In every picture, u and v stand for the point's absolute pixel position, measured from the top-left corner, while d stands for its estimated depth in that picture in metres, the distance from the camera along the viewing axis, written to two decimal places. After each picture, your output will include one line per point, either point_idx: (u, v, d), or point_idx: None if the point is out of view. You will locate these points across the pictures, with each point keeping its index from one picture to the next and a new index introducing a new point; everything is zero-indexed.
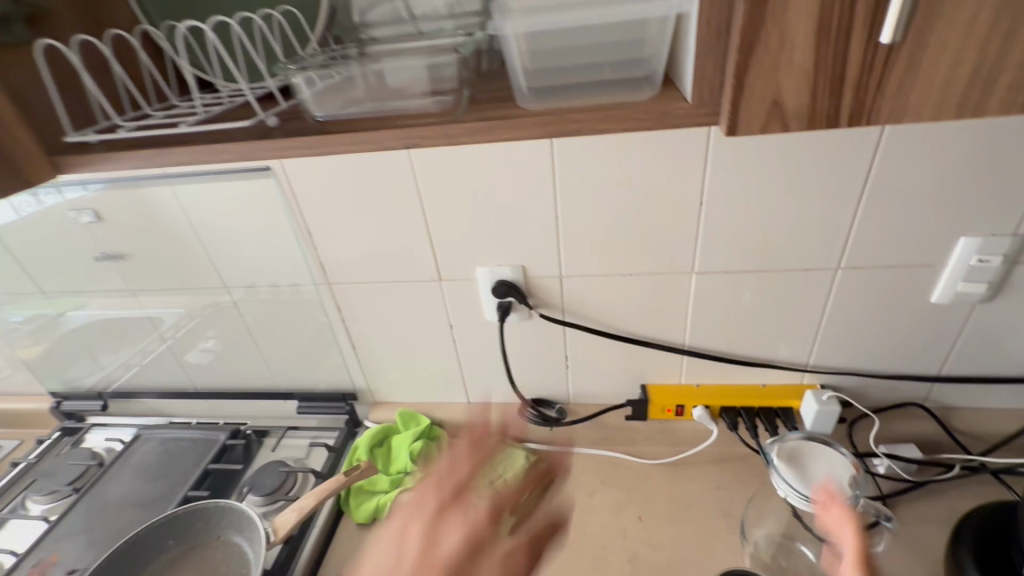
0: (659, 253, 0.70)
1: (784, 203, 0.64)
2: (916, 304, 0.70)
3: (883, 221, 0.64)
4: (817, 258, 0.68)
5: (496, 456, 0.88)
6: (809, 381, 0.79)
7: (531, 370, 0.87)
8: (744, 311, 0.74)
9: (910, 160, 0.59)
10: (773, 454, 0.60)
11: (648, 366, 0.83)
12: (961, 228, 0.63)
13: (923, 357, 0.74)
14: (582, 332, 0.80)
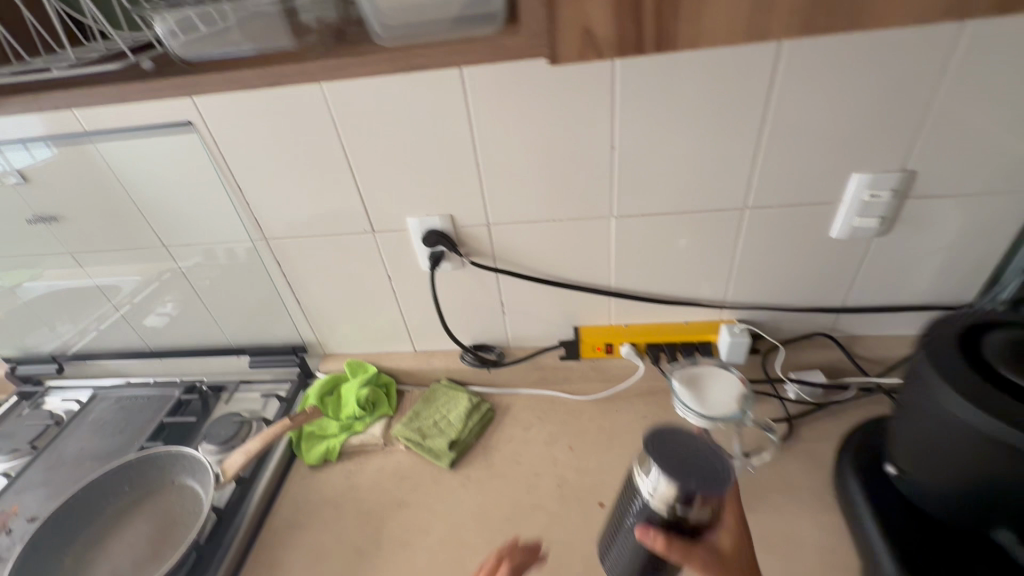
0: (576, 198, 0.73)
1: (688, 145, 0.66)
2: (817, 239, 0.74)
3: (782, 159, 0.67)
4: (725, 199, 0.71)
5: (441, 399, 0.93)
6: (726, 317, 0.84)
7: (469, 316, 0.91)
8: (662, 252, 0.78)
9: (803, 97, 0.61)
10: (673, 379, 0.65)
11: (579, 308, 0.87)
12: (853, 166, 0.67)
13: (828, 289, 0.80)
14: (513, 277, 0.83)
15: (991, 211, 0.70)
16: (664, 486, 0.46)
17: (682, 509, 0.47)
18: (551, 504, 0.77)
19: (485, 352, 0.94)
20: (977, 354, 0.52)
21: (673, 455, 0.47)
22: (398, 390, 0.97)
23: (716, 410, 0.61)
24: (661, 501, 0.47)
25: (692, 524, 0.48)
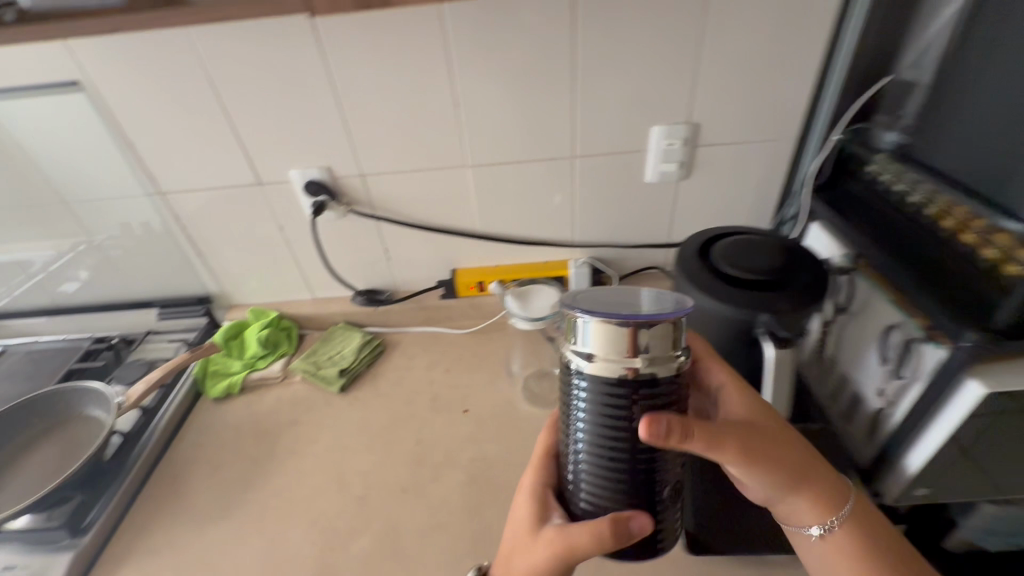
0: (433, 150, 0.86)
1: (516, 102, 0.80)
2: (635, 183, 0.90)
3: (594, 113, 0.82)
4: (555, 149, 0.86)
5: (338, 338, 1.04)
6: (577, 255, 0.99)
7: (357, 262, 1.02)
8: (513, 198, 0.92)
9: (599, 60, 0.76)
10: (505, 299, 0.78)
11: (453, 251, 1.00)
12: (650, 119, 0.83)
13: (654, 228, 0.96)
14: (391, 224, 0.96)
15: (765, 157, 0.87)
16: (596, 341, 0.41)
17: (634, 360, 0.41)
18: (424, 414, 0.90)
19: (375, 296, 1.06)
20: (714, 266, 0.66)
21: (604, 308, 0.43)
22: (299, 334, 1.08)
23: (542, 313, 0.77)
24: (604, 360, 0.42)
25: (661, 382, 0.42)
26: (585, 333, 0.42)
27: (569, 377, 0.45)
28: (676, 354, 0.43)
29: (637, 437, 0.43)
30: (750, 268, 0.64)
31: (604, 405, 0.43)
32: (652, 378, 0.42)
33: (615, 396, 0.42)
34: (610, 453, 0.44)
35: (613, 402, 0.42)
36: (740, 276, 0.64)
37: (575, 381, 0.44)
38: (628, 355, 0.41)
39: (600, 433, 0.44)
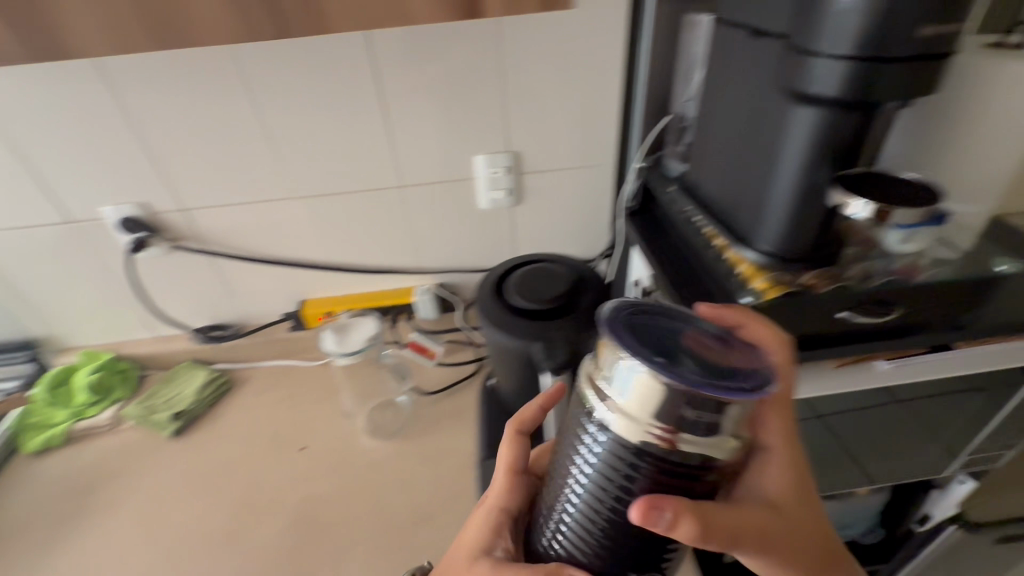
0: (255, 183, 0.84)
1: (331, 135, 0.80)
2: (470, 209, 0.92)
3: (415, 141, 0.83)
4: (382, 178, 0.86)
5: (182, 377, 0.99)
6: (425, 281, 1.00)
7: (195, 298, 0.98)
8: (350, 227, 0.92)
9: (407, 90, 0.77)
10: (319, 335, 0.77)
11: (297, 283, 0.98)
12: (470, 149, 0.84)
13: (498, 251, 0.98)
14: (224, 258, 0.93)
15: (591, 182, 0.91)
16: (636, 398, 0.30)
17: (664, 428, 0.30)
18: (258, 455, 0.87)
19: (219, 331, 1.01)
20: (512, 302, 0.66)
21: (645, 344, 0.33)
22: (140, 374, 1.01)
23: (356, 347, 0.74)
24: (636, 421, 0.31)
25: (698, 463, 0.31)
26: (624, 382, 0.31)
27: (582, 417, 0.34)
28: (737, 435, 0.31)
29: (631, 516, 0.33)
30: (542, 296, 0.66)
31: (614, 471, 0.33)
32: (699, 463, 0.31)
33: (631, 461, 0.32)
34: (608, 523, 0.34)
35: (626, 471, 0.32)
36: (535, 306, 0.65)
37: (590, 428, 0.33)
38: (665, 425, 0.30)
39: (597, 495, 0.34)
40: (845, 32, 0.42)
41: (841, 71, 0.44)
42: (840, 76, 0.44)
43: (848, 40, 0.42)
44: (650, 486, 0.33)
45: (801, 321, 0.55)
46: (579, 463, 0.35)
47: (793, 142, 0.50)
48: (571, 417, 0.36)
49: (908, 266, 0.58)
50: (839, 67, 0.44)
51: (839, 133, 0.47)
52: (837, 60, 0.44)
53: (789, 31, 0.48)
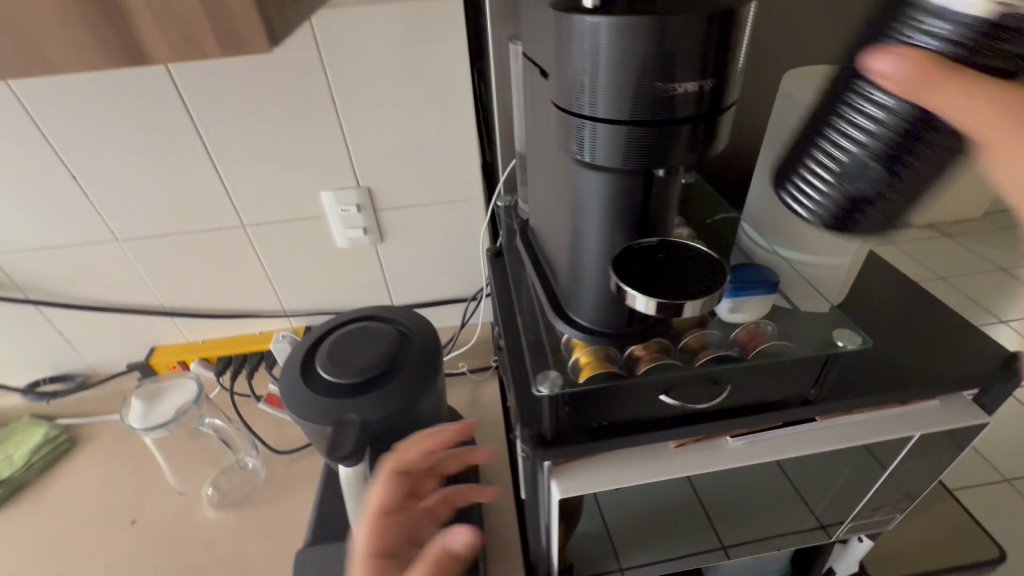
0: (69, 225, 0.75)
1: (148, 171, 0.71)
2: (329, 249, 0.83)
3: (249, 177, 0.74)
4: (219, 218, 0.77)
5: (18, 434, 0.87)
6: (291, 324, 0.90)
7: (27, 349, 0.87)
8: (192, 270, 0.82)
9: (228, 122, 0.68)
10: (121, 405, 0.67)
11: (144, 328, 0.88)
12: (316, 185, 0.76)
13: (369, 291, 0.89)
14: (50, 305, 0.82)
15: (461, 217, 0.82)
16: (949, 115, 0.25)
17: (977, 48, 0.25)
18: (81, 532, 0.76)
19: (46, 390, 0.91)
20: (318, 384, 0.57)
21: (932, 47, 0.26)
22: None
23: (162, 419, 0.65)
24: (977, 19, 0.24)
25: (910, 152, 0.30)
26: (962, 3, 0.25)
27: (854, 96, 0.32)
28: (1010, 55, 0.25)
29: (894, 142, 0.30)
30: (357, 368, 0.58)
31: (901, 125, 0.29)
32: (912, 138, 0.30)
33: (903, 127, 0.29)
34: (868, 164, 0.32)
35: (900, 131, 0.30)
36: (345, 381, 0.57)
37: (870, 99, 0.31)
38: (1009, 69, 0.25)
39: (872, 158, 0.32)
40: (595, 98, 0.35)
41: (606, 141, 0.36)
42: (607, 147, 0.36)
43: (601, 106, 0.35)
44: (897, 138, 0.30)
45: (618, 404, 0.49)
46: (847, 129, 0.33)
47: (591, 215, 0.42)
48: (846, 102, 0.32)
49: (751, 328, 0.52)
50: (603, 134, 0.36)
51: (632, 199, 0.40)
52: (599, 128, 0.36)
53: (549, 97, 0.39)
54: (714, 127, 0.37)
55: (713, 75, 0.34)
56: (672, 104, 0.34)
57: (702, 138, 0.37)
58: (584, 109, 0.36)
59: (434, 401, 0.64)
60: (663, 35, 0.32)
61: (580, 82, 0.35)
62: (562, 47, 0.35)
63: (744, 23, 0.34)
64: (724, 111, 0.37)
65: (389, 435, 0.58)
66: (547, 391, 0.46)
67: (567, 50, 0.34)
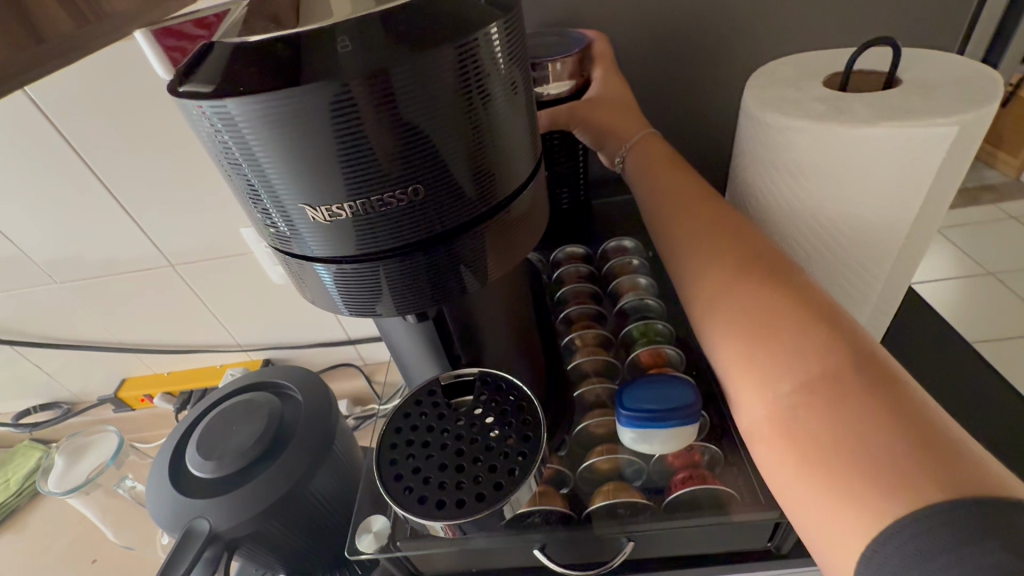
0: (9, 270, 0.74)
1: (59, 218, 0.67)
2: (266, 284, 0.76)
3: (158, 215, 0.67)
4: (142, 258, 0.72)
5: (16, 460, 0.91)
6: (247, 357, 0.86)
7: (14, 381, 0.91)
8: (137, 308, 0.79)
9: (117, 163, 0.62)
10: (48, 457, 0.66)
11: (111, 362, 0.88)
12: (235, 221, 0.68)
13: (321, 324, 0.82)
14: (20, 343, 0.84)
15: None
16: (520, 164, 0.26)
17: (502, 71, 0.21)
18: (49, 566, 0.79)
19: (31, 420, 0.95)
20: (184, 479, 0.50)
21: (481, 84, 0.20)
22: None
23: (76, 482, 0.63)
24: (501, 63, 0.21)
25: (436, 195, 0.21)
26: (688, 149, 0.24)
27: (466, 97, 0.20)
28: (510, 76, 0.21)
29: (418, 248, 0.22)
30: (223, 457, 0.50)
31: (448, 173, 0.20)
32: (434, 187, 0.20)
33: (433, 179, 0.20)
34: (394, 227, 0.21)
35: (430, 183, 0.20)
36: (209, 475, 0.49)
37: (467, 77, 0.19)
38: (516, 93, 0.22)
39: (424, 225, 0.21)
40: (292, 225, 0.21)
41: (341, 282, 0.23)
42: (349, 290, 0.23)
43: (307, 238, 0.21)
44: (441, 200, 0.21)
45: (487, 558, 0.36)
46: (425, 170, 0.20)
47: (402, 346, 0.30)
48: (500, 113, 0.21)
49: (686, 448, 0.36)
50: (334, 275, 0.22)
51: (431, 331, 0.27)
52: (325, 268, 0.22)
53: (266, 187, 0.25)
54: (511, 220, 0.24)
55: (483, 136, 0.21)
56: (417, 218, 0.21)
57: (497, 245, 0.24)
58: (288, 242, 0.22)
59: (331, 480, 0.54)
60: (345, 120, 0.18)
61: (258, 202, 0.21)
62: (211, 147, 0.21)
63: (497, 65, 0.20)
64: (526, 188, 0.25)
65: (265, 535, 0.50)
66: (368, 551, 0.34)
67: (216, 153, 0.20)
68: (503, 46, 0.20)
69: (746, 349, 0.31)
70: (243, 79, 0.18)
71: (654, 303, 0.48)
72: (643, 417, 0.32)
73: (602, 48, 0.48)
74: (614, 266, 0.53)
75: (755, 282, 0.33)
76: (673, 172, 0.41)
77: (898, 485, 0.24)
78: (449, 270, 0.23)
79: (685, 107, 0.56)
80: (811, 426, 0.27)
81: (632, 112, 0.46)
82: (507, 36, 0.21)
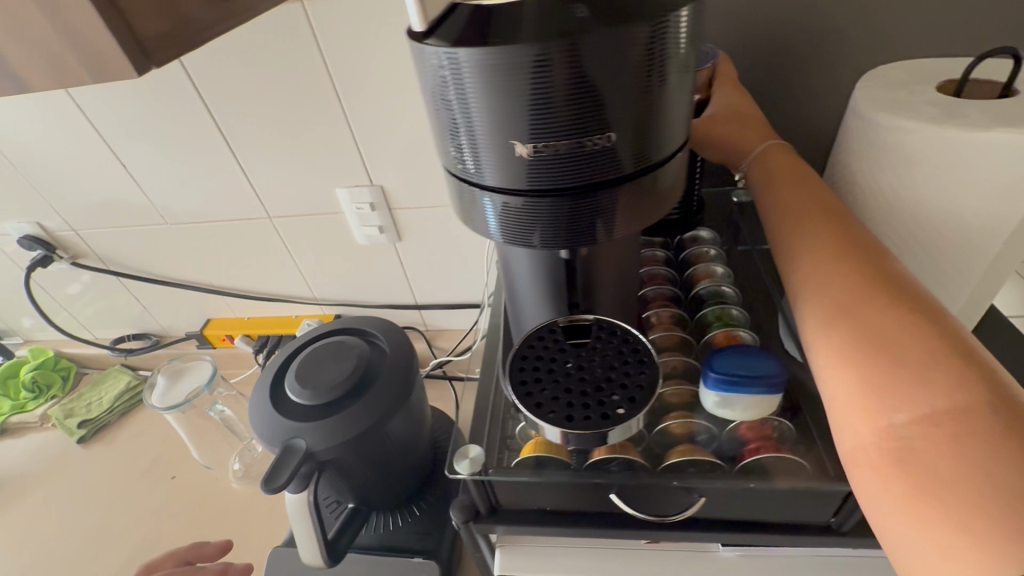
0: (127, 208, 0.82)
1: (177, 164, 0.74)
2: (349, 244, 0.82)
3: (265, 169, 0.73)
4: (245, 206, 0.79)
5: (109, 382, 1.02)
6: (320, 311, 0.92)
7: (113, 310, 1.01)
8: (231, 254, 0.86)
9: (238, 117, 0.68)
10: (153, 375, 0.74)
11: (199, 302, 0.96)
12: (332, 182, 0.74)
13: (392, 286, 0.87)
14: (124, 275, 0.93)
15: None
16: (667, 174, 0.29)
17: (683, 47, 0.24)
18: (135, 478, 0.87)
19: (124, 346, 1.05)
20: (283, 404, 0.55)
21: (662, 59, 0.23)
22: (79, 373, 1.07)
23: (177, 400, 0.70)
24: (683, 41, 0.24)
25: (604, 152, 0.24)
26: (739, 404, 0.36)
27: (646, 68, 0.23)
28: (685, 54, 0.24)
29: (573, 194, 0.26)
30: (318, 388, 0.55)
31: (617, 134, 0.24)
32: (602, 144, 0.24)
33: (606, 136, 0.24)
34: (560, 172, 0.25)
35: (601, 139, 0.24)
36: (304, 402, 0.55)
37: (655, 50, 0.23)
38: (687, 69, 0.25)
39: (585, 174, 0.25)
40: (478, 163, 0.25)
41: (503, 214, 0.27)
42: (509, 222, 0.27)
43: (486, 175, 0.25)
44: (605, 153, 0.24)
45: (561, 496, 0.40)
46: (599, 128, 0.23)
47: (522, 291, 0.34)
48: (671, 88, 0.24)
49: (758, 421, 0.39)
50: (498, 209, 0.27)
51: (560, 275, 0.31)
52: (492, 200, 0.26)
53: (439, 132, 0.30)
54: (654, 182, 0.27)
55: (653, 104, 0.24)
56: (582, 168, 0.25)
57: (635, 204, 0.27)
58: (469, 174, 0.26)
59: (405, 424, 0.60)
60: (545, 76, 0.22)
61: (455, 139, 0.25)
62: (427, 86, 0.25)
63: (678, 42, 0.23)
64: (673, 157, 0.28)
65: (349, 462, 0.56)
66: (464, 474, 0.38)
67: (432, 94, 0.25)
68: (687, 28, 0.23)
69: (862, 369, 0.33)
70: (474, 32, 0.22)
71: (729, 291, 0.51)
72: (728, 381, 0.35)
73: (727, 67, 0.51)
74: (690, 254, 0.55)
75: (881, 306, 0.34)
76: (796, 189, 0.43)
77: (1005, 522, 0.25)
78: (596, 221, 0.27)
79: (774, 109, 0.58)
80: (920, 454, 0.29)
81: (751, 123, 0.49)
82: (691, 21, 0.24)
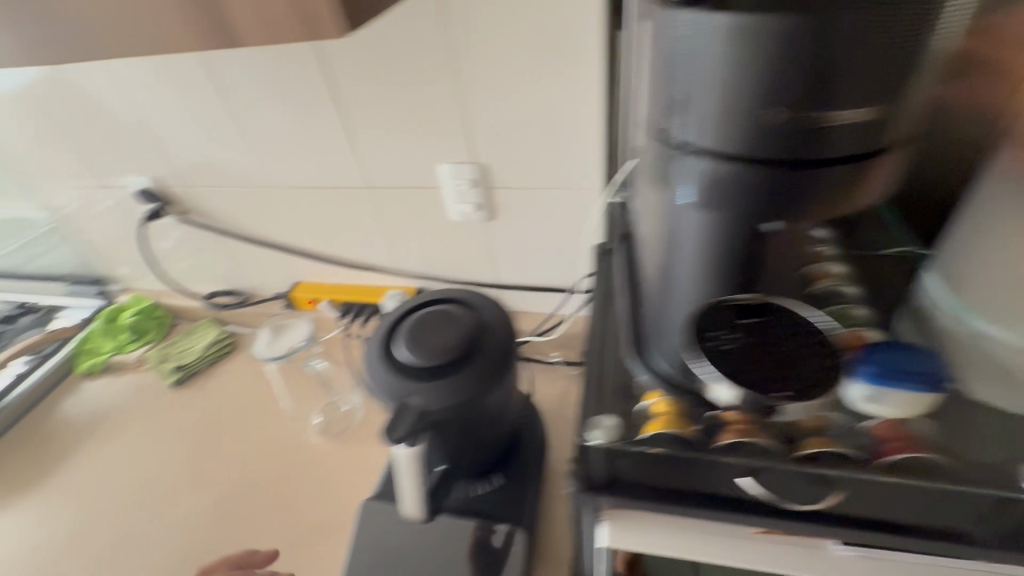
0: (238, 170, 0.87)
1: (293, 129, 0.78)
2: (442, 219, 0.84)
3: (380, 141, 0.77)
4: (353, 176, 0.82)
5: (200, 332, 1.09)
6: (404, 283, 0.96)
7: (209, 266, 1.07)
8: (328, 222, 0.90)
9: (365, 91, 0.71)
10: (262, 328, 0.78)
11: (290, 266, 1.01)
12: (437, 157, 0.76)
13: (478, 264, 0.89)
14: (225, 234, 0.98)
15: (568, 206, 0.77)
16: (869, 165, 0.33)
17: (927, 35, 0.27)
18: (223, 423, 0.93)
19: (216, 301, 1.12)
20: (398, 361, 0.58)
21: (904, 42, 0.27)
22: (171, 323, 1.14)
23: (283, 351, 0.74)
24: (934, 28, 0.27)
25: (827, 119, 0.29)
26: (882, 401, 0.39)
27: (889, 49, 0.27)
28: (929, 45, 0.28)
29: (780, 155, 0.31)
30: (427, 349, 0.57)
31: (842, 106, 0.29)
32: (827, 112, 0.29)
33: (830, 106, 0.29)
34: (777, 134, 0.30)
35: (825, 108, 0.29)
36: (415, 361, 0.57)
37: (899, 34, 0.27)
38: (924, 58, 0.29)
39: (798, 137, 0.30)
40: (697, 114, 0.32)
41: (709, 163, 0.33)
42: (711, 170, 0.33)
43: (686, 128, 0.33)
44: (823, 120, 0.29)
45: (689, 477, 0.41)
46: (825, 97, 0.29)
47: (688, 241, 0.40)
48: (900, 70, 0.29)
49: (894, 423, 0.40)
50: (704, 158, 0.33)
51: (742, 229, 0.37)
52: (699, 149, 0.33)
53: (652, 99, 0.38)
54: (863, 157, 0.31)
55: (884, 83, 0.29)
56: (798, 130, 0.30)
57: (844, 172, 0.32)
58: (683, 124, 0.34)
59: (501, 396, 0.62)
60: (787, 45, 0.28)
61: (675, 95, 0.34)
62: (662, 52, 0.34)
63: (932, 29, 0.27)
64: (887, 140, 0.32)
65: (453, 423, 0.58)
66: (601, 441, 0.41)
67: (668, 58, 0.33)
68: (944, 17, 0.27)
69: None
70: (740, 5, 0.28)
71: (852, 292, 0.50)
72: (880, 374, 0.39)
73: None
74: None
75: None
76: None
77: None
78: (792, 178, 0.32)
79: None
80: None
81: None
82: (947, 14, 0.27)
